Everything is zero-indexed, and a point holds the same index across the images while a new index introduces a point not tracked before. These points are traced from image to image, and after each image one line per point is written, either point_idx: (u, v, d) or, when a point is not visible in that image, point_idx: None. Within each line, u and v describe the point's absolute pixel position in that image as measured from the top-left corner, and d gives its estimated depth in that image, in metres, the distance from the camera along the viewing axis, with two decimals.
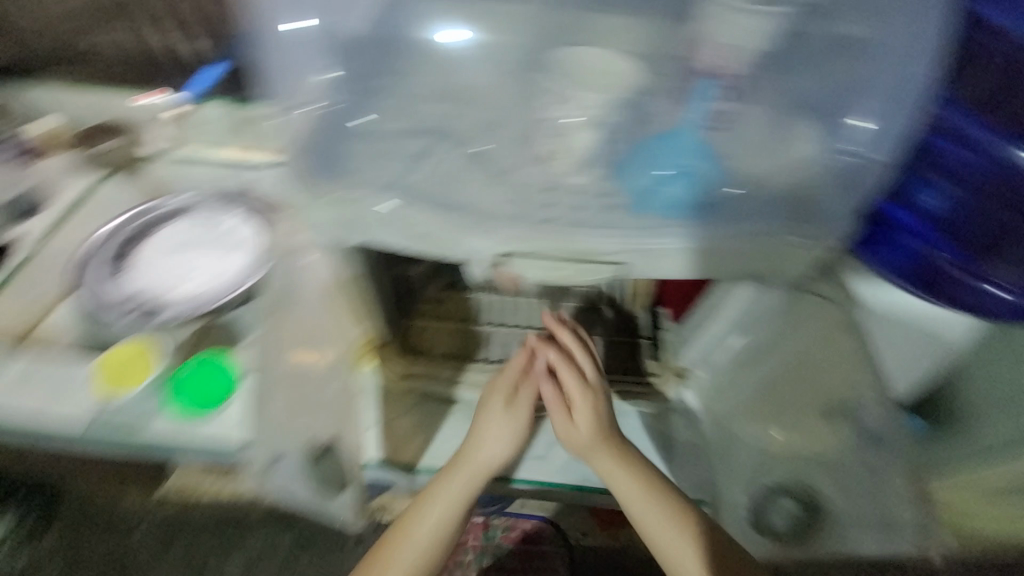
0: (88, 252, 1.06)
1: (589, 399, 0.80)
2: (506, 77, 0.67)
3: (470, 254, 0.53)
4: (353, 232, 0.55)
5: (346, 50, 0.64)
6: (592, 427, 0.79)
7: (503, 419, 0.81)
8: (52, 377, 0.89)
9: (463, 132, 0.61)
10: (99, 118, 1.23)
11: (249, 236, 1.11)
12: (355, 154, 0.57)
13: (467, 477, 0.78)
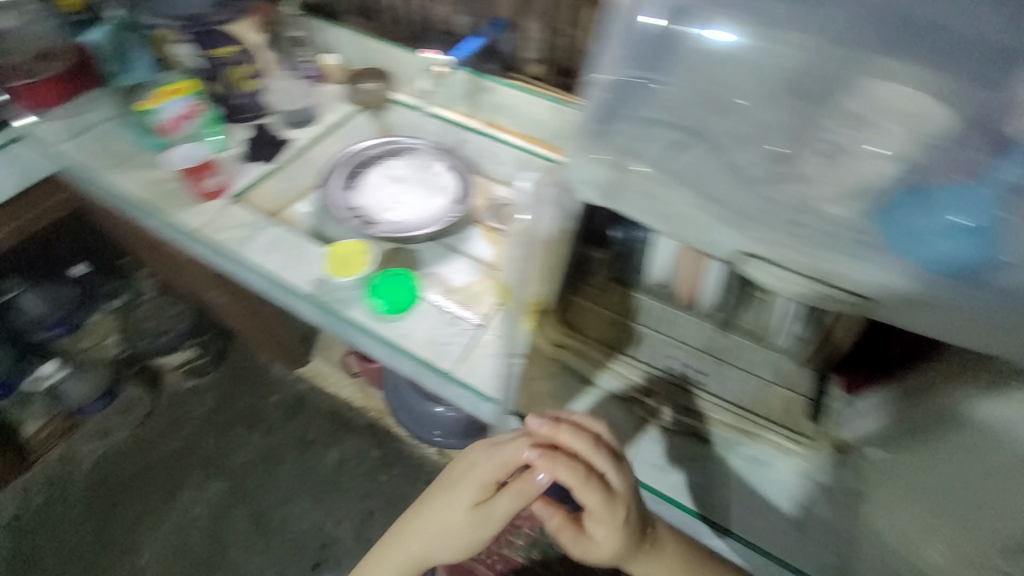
0: (334, 163, 1.32)
1: (602, 525, 0.80)
2: (780, 92, 0.59)
3: (711, 245, 0.59)
4: (613, 195, 0.58)
5: (646, 38, 0.61)
6: (608, 541, 0.82)
7: (468, 522, 0.91)
8: (294, 248, 1.10)
9: (720, 138, 0.58)
10: (367, 61, 1.47)
11: (454, 185, 1.31)
12: (623, 129, 0.58)
13: (465, 547, 0.93)
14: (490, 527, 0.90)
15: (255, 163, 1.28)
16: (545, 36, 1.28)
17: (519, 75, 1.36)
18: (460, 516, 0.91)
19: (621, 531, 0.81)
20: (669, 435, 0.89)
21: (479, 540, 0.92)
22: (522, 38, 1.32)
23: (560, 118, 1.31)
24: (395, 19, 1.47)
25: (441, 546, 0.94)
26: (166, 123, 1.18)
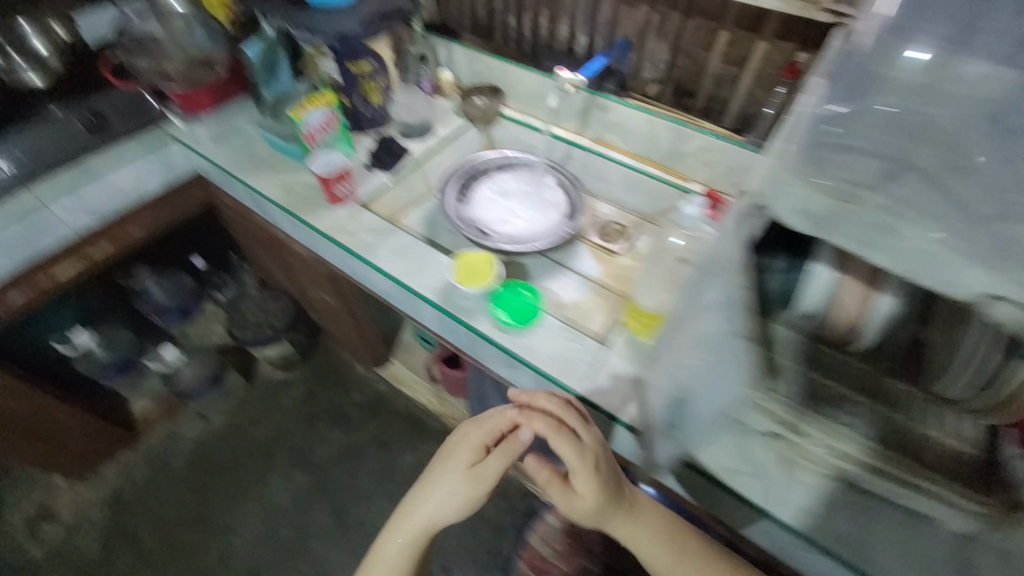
0: (450, 174, 1.36)
1: (586, 481, 0.86)
2: (1002, 117, 0.52)
3: (954, 285, 0.51)
4: (831, 230, 0.54)
5: (859, 78, 0.62)
6: (592, 494, 0.87)
7: (466, 481, 0.94)
8: (420, 255, 1.14)
9: (929, 166, 0.52)
10: (482, 77, 1.53)
11: (564, 201, 1.33)
12: (830, 161, 0.55)
13: (453, 506, 0.95)
14: (486, 486, 0.95)
15: (379, 171, 1.34)
16: (670, 57, 1.25)
17: (635, 95, 1.36)
18: (450, 467, 0.96)
19: (601, 486, 0.87)
20: (816, 475, 0.84)
21: (473, 500, 0.95)
22: (645, 58, 1.30)
23: (678, 140, 1.29)
24: (512, 38, 1.50)
25: (447, 508, 0.95)
26: (308, 132, 1.22)
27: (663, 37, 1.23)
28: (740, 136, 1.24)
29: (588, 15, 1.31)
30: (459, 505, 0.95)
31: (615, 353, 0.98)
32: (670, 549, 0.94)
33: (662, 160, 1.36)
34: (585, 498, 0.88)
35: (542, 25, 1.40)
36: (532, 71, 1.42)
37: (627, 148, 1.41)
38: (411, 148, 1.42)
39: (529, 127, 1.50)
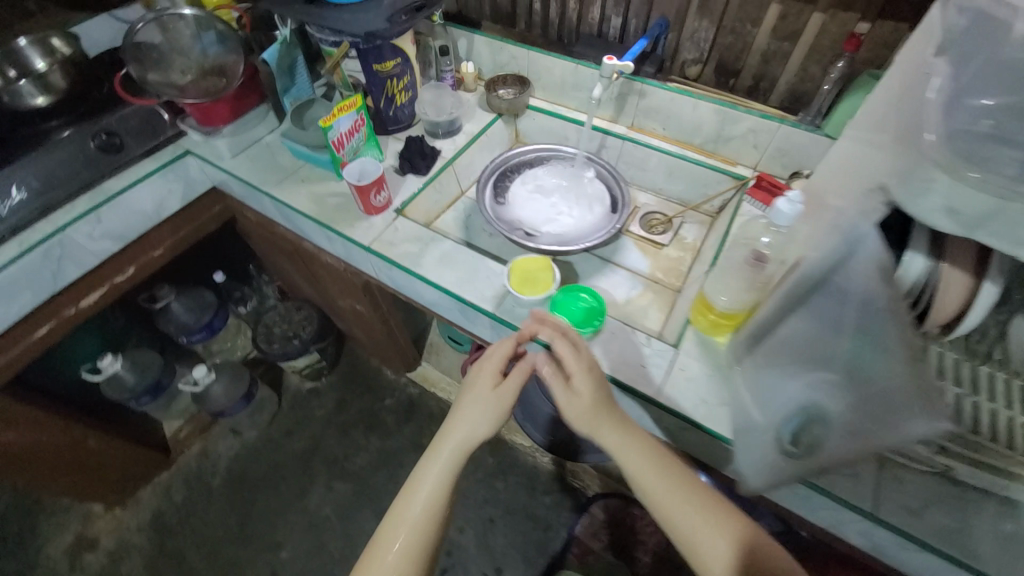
0: (485, 171, 1.29)
1: (575, 368, 0.86)
2: None
3: None
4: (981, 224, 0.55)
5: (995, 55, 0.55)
6: (594, 396, 0.84)
7: (490, 399, 0.90)
8: (468, 262, 1.09)
9: None
10: (507, 67, 1.47)
11: (606, 193, 1.29)
12: (982, 149, 0.56)
13: (476, 429, 0.89)
14: (497, 395, 0.91)
15: (411, 174, 1.28)
16: (713, 35, 1.19)
17: (674, 77, 1.29)
18: (468, 382, 0.93)
19: (601, 387, 0.86)
20: (916, 470, 0.81)
21: (481, 408, 0.90)
22: (685, 38, 1.23)
23: (724, 123, 1.23)
24: (537, 23, 1.42)
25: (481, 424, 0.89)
26: (337, 140, 1.15)
27: (706, 15, 1.16)
28: (791, 115, 1.18)
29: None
30: (467, 417, 0.90)
31: (688, 353, 0.92)
32: (681, 485, 0.82)
33: (705, 144, 1.30)
34: (583, 394, 0.85)
35: (571, 8, 1.33)
36: (562, 58, 1.35)
37: (666, 134, 1.35)
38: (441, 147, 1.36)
39: (558, 117, 1.44)
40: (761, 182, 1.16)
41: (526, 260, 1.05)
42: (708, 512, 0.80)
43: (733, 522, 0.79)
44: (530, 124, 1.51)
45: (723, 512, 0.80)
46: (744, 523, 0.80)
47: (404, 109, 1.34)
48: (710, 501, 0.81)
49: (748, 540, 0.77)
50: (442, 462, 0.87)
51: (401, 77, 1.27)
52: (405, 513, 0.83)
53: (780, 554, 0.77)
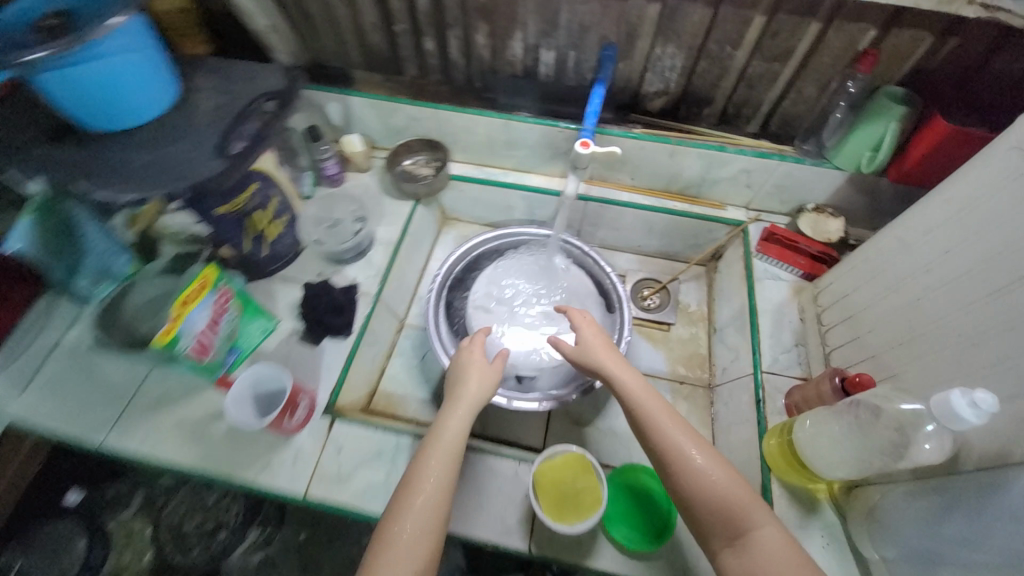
0: (426, 307, 0.94)
1: (586, 329, 0.80)
2: None
3: None
4: None
5: None
6: (599, 341, 0.79)
7: (481, 368, 0.72)
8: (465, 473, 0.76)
9: None
10: (409, 130, 1.06)
11: (588, 282, 1.00)
12: None
13: (476, 384, 0.70)
14: (485, 368, 0.73)
15: (327, 339, 0.89)
16: (679, 61, 0.90)
17: (631, 118, 1.01)
18: (456, 358, 0.76)
19: (606, 339, 0.79)
20: None
21: (477, 370, 0.71)
22: (645, 68, 0.92)
23: (710, 167, 0.99)
24: (434, 66, 1.01)
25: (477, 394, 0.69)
26: (196, 347, 0.72)
27: (671, 38, 0.86)
28: (785, 145, 0.97)
29: (551, 22, 0.88)
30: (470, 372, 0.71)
31: (788, 522, 0.72)
32: (646, 402, 0.69)
33: (685, 190, 1.06)
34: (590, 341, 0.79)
35: (482, 44, 0.94)
36: (486, 115, 0.99)
37: (635, 184, 1.07)
38: (355, 279, 0.96)
39: (493, 185, 1.10)
40: (773, 234, 0.98)
41: (545, 470, 0.74)
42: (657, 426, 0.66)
43: (672, 442, 0.64)
44: (458, 199, 1.14)
45: (676, 430, 0.65)
46: (685, 443, 0.64)
47: (283, 239, 0.92)
48: (644, 417, 0.67)
49: (688, 462, 0.62)
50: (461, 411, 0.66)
51: (265, 206, 0.84)
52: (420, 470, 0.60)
53: (721, 475, 0.61)
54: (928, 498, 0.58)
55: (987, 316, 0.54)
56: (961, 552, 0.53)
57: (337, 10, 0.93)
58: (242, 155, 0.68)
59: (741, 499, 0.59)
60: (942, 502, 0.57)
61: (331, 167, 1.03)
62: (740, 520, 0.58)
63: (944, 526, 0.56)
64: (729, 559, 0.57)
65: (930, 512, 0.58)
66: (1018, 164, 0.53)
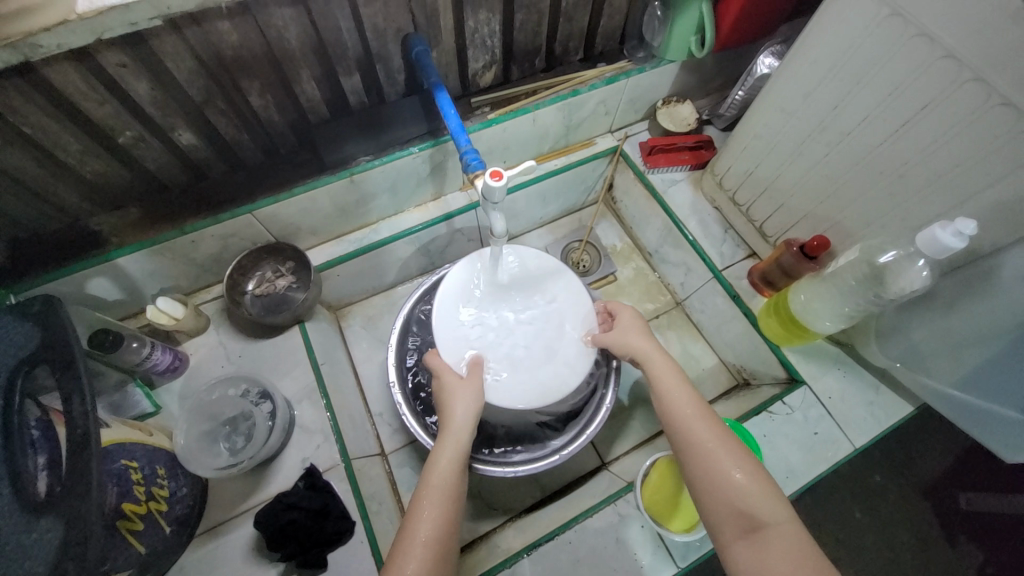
0: (413, 430, 0.78)
1: (622, 323, 0.73)
2: None
3: None
4: None
5: None
6: (640, 334, 0.71)
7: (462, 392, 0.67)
8: (579, 557, 0.67)
9: None
10: (229, 248, 0.78)
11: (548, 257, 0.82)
12: None
13: (460, 405, 0.66)
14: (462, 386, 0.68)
15: None
16: (495, 26, 0.78)
17: (470, 104, 0.87)
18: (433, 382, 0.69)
19: (641, 324, 0.73)
20: None
21: (458, 392, 0.67)
22: (465, 45, 0.78)
23: (570, 114, 0.93)
24: (210, 157, 0.72)
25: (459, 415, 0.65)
26: None
27: (479, 3, 0.72)
28: (619, 60, 0.94)
29: (339, 44, 0.67)
30: (456, 385, 0.68)
31: (819, 378, 0.81)
32: (674, 388, 0.63)
33: (556, 144, 0.99)
34: (631, 335, 0.71)
35: (260, 105, 0.69)
36: (322, 184, 0.77)
37: (509, 164, 0.98)
38: (305, 461, 0.72)
39: (372, 248, 0.91)
40: (654, 147, 0.99)
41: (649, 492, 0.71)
42: (682, 421, 0.59)
43: (698, 437, 0.57)
44: (339, 283, 0.93)
45: (698, 420, 0.59)
46: (709, 433, 0.57)
47: (176, 493, 0.63)
48: (670, 408, 0.61)
49: (709, 454, 0.56)
50: (454, 439, 0.63)
51: (129, 483, 0.56)
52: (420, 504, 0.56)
53: (735, 461, 0.55)
54: (925, 306, 0.71)
55: (904, 148, 0.61)
56: (969, 334, 0.67)
57: (5, 155, 0.58)
58: (86, 454, 0.40)
59: (756, 496, 0.52)
60: (934, 306, 0.70)
61: (164, 357, 0.74)
62: (755, 510, 0.52)
63: (951, 321, 0.69)
64: (742, 552, 0.51)
65: (934, 314, 0.70)
66: (876, 10, 0.57)
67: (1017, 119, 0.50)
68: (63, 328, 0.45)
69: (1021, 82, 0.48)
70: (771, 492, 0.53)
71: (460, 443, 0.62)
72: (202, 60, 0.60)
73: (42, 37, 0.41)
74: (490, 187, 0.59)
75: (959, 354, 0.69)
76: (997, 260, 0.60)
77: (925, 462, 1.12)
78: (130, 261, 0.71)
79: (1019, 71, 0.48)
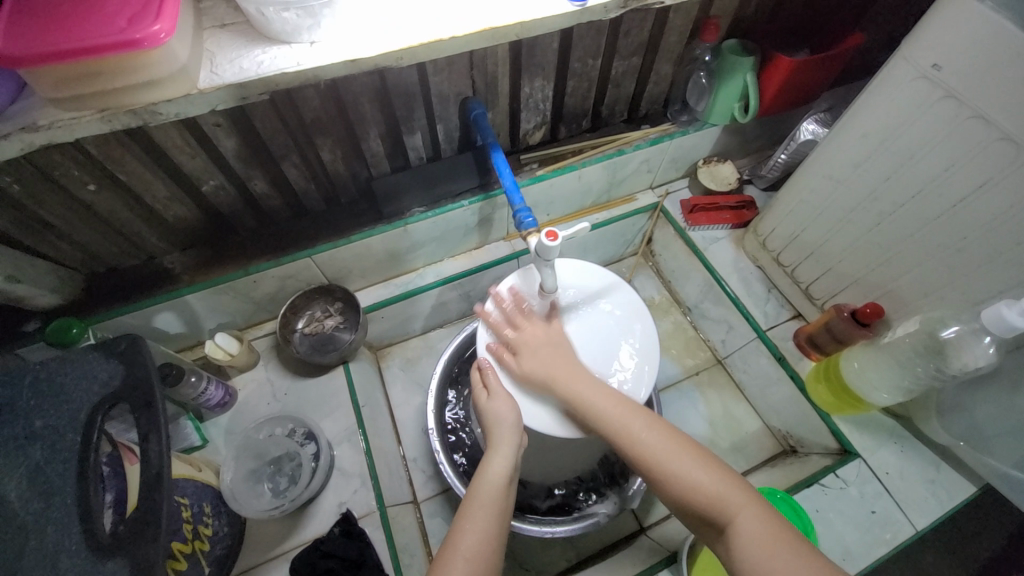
0: (450, 478, 0.78)
1: (529, 343, 0.66)
2: None
3: None
4: None
5: None
6: (529, 362, 0.64)
7: (496, 410, 0.62)
8: None
9: None
10: (287, 288, 0.82)
11: (599, 268, 0.78)
12: None
13: (506, 414, 0.61)
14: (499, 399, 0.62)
15: None
16: (549, 92, 0.82)
17: (520, 161, 0.91)
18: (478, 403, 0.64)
19: (545, 335, 0.66)
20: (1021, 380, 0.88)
21: (504, 406, 0.61)
22: (520, 108, 0.83)
23: (615, 172, 0.96)
24: (278, 204, 0.77)
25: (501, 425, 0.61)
26: None
27: (536, 72, 0.77)
28: (663, 122, 0.97)
29: (406, 107, 0.72)
30: (498, 401, 0.62)
31: (874, 452, 0.77)
32: (599, 395, 0.59)
33: (599, 200, 1.02)
34: (522, 355, 0.65)
35: (329, 159, 0.74)
36: (377, 233, 0.81)
37: (552, 216, 1.02)
38: (341, 506, 0.72)
39: (416, 293, 0.94)
40: (695, 206, 1.01)
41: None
42: (626, 425, 0.56)
43: (642, 440, 0.55)
44: (383, 325, 0.96)
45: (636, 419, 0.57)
46: (651, 436, 0.55)
47: (218, 532, 0.63)
48: (608, 423, 0.57)
49: (657, 457, 0.53)
50: (504, 453, 0.59)
51: (179, 520, 0.57)
52: (460, 528, 0.53)
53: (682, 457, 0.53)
54: (991, 383, 0.68)
55: (964, 222, 0.60)
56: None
57: (100, 199, 0.63)
58: (157, 499, 0.42)
59: (711, 486, 0.51)
60: (1001, 384, 0.67)
61: (216, 392, 0.76)
62: (720, 507, 0.50)
63: (1019, 401, 0.65)
64: (722, 548, 0.49)
65: (1002, 393, 0.67)
66: (928, 92, 0.58)
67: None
68: (144, 367, 0.47)
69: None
70: (730, 482, 0.51)
71: (511, 453, 0.59)
72: (283, 120, 0.65)
73: (161, 107, 0.45)
74: (545, 246, 0.61)
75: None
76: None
77: (987, 546, 1.03)
78: (196, 298, 0.76)
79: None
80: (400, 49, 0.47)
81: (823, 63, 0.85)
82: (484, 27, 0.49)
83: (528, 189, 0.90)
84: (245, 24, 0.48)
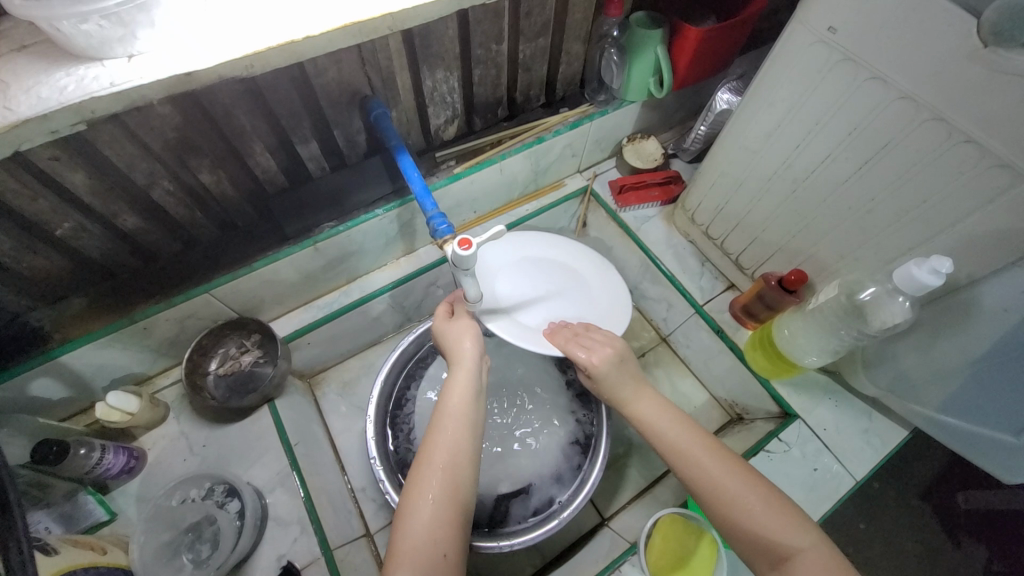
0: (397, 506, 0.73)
1: (605, 363, 0.64)
2: None
3: None
4: None
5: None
6: (608, 370, 0.64)
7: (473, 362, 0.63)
8: None
9: None
10: (188, 328, 0.74)
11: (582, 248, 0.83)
12: None
13: (467, 339, 0.65)
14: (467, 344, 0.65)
15: None
16: (454, 83, 0.76)
17: (438, 158, 0.85)
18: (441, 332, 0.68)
19: (625, 363, 0.65)
20: None
21: (464, 330, 0.66)
22: (425, 103, 0.77)
23: (537, 160, 0.92)
24: (160, 238, 0.68)
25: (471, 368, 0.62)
26: None
27: (435, 63, 0.71)
28: (581, 103, 0.93)
29: (292, 115, 0.65)
30: (460, 326, 0.66)
31: (811, 411, 0.79)
32: (671, 433, 0.58)
33: (526, 190, 0.99)
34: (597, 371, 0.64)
35: (211, 181, 0.65)
36: (285, 256, 0.73)
37: (480, 213, 0.97)
38: (281, 559, 0.66)
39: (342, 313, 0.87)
40: (623, 186, 0.99)
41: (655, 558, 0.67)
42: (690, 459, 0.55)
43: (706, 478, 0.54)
44: (311, 351, 0.89)
45: (708, 459, 0.55)
46: (724, 477, 0.53)
47: None
48: (685, 456, 0.56)
49: (725, 501, 0.52)
50: (466, 368, 0.62)
51: None
52: (432, 442, 0.55)
53: (755, 499, 0.51)
54: (909, 336, 0.70)
55: (870, 185, 0.61)
56: (952, 362, 0.67)
57: None
58: None
59: (773, 528, 0.49)
60: (919, 336, 0.69)
61: (117, 459, 0.68)
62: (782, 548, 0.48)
63: (936, 350, 0.68)
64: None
65: (922, 344, 0.69)
66: (827, 56, 0.57)
67: (981, 155, 0.50)
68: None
69: (984, 120, 0.48)
70: (793, 520, 0.49)
71: (473, 367, 0.63)
72: (140, 146, 0.56)
73: None
74: (460, 257, 0.55)
75: (945, 379, 0.68)
76: (977, 289, 0.60)
77: (924, 470, 1.11)
78: (76, 358, 0.66)
79: (985, 106, 0.47)
80: (246, 56, 0.39)
81: (731, 30, 0.83)
82: (348, 23, 0.42)
83: (448, 188, 0.84)
84: (50, 43, 0.40)
